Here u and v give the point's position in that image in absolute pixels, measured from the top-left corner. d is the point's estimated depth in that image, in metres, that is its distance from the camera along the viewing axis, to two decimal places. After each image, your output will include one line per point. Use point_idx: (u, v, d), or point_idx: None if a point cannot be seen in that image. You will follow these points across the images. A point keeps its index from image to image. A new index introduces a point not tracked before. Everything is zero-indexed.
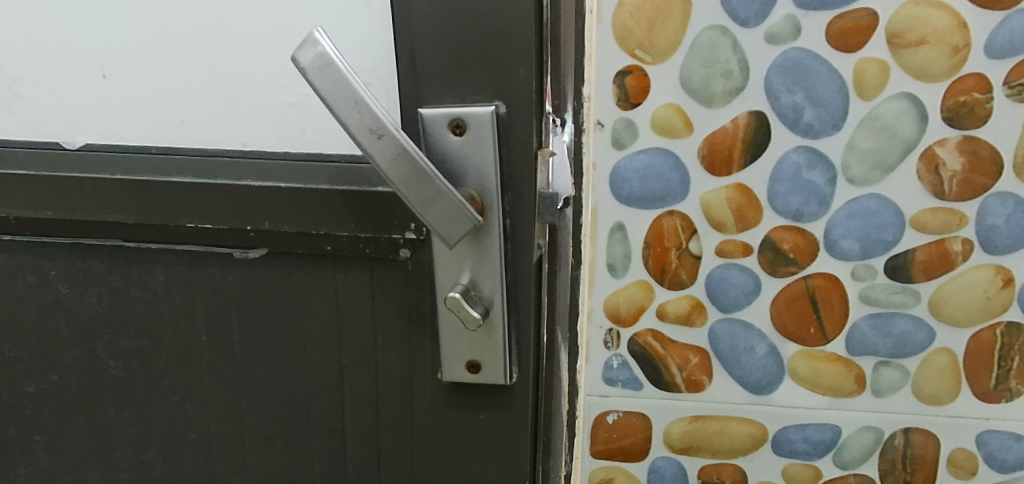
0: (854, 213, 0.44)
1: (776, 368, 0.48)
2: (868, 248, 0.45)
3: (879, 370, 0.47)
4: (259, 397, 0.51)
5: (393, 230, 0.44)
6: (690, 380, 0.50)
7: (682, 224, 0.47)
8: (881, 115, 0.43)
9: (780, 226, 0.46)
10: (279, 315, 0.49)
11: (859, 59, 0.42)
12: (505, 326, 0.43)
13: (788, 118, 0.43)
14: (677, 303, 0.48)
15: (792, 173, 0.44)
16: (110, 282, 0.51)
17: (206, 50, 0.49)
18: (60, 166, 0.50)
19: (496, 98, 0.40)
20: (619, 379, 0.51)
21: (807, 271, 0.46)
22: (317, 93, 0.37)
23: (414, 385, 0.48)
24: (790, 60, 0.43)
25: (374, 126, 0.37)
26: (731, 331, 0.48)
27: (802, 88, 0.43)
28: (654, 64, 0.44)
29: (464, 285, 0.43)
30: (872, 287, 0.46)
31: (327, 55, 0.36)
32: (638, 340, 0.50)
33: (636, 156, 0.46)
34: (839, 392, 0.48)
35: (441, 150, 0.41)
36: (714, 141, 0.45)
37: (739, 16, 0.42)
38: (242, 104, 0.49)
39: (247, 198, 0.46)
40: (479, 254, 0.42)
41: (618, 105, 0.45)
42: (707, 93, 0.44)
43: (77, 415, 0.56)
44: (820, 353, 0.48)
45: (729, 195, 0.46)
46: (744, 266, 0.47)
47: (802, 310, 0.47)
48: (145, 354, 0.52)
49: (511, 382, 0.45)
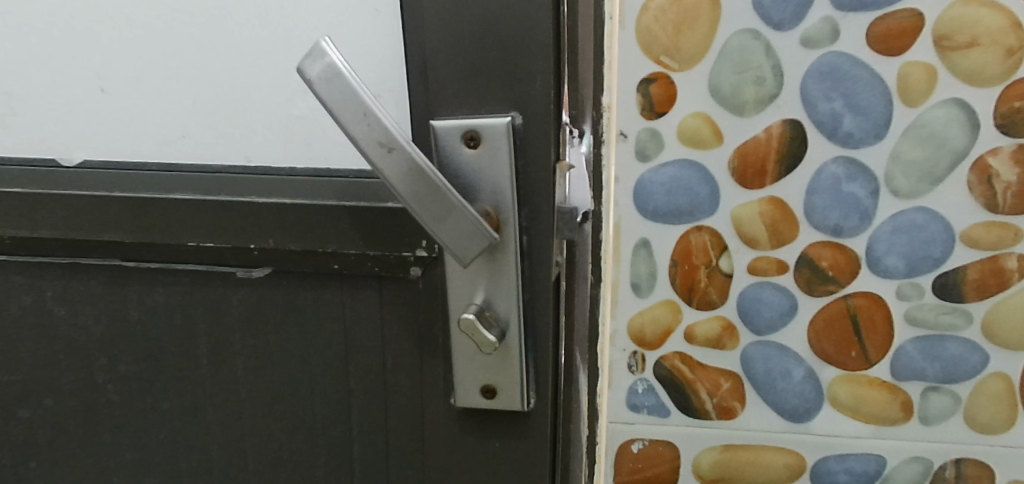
0: (899, 228, 0.41)
1: (813, 393, 0.45)
2: (914, 265, 0.41)
3: (927, 396, 0.44)
4: (263, 423, 0.48)
5: (404, 247, 0.41)
6: (722, 407, 0.46)
7: (711, 240, 0.43)
8: (929, 123, 0.39)
9: (818, 241, 0.42)
10: (285, 338, 0.46)
11: (903, 63, 0.39)
12: (521, 349, 0.41)
13: (826, 126, 0.40)
14: (706, 324, 0.45)
15: (831, 185, 0.41)
16: (108, 304, 0.49)
17: (209, 62, 0.47)
18: (56, 185, 0.47)
19: (512, 108, 0.37)
20: (644, 405, 0.47)
21: (848, 289, 0.43)
22: (324, 106, 0.34)
23: (426, 412, 0.45)
24: (828, 65, 0.39)
25: (385, 140, 0.35)
26: (766, 354, 0.45)
27: (842, 95, 0.40)
28: (680, 72, 0.41)
29: (478, 306, 0.40)
30: (920, 307, 0.42)
31: (335, 66, 0.34)
32: (664, 364, 0.46)
33: (662, 169, 0.43)
34: (884, 420, 0.44)
35: (454, 164, 0.38)
36: (746, 151, 0.42)
37: (773, 19, 0.39)
38: (245, 117, 0.47)
39: (249, 216, 0.44)
40: (495, 272, 0.40)
41: (642, 114, 0.42)
42: (738, 101, 0.41)
43: (75, 441, 0.53)
44: (862, 378, 0.44)
45: (762, 209, 0.42)
46: (779, 284, 0.44)
47: (843, 332, 0.43)
48: (143, 378, 0.50)
49: (528, 407, 0.42)
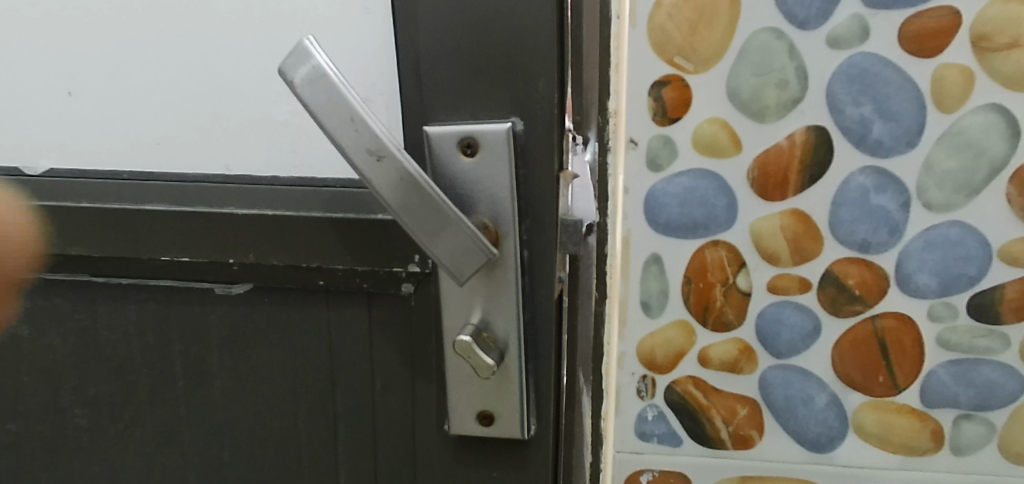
0: (932, 243, 0.38)
1: (837, 421, 0.42)
2: (948, 284, 0.38)
3: (960, 425, 0.40)
4: (241, 450, 0.44)
5: (395, 262, 0.38)
6: (738, 436, 0.43)
7: (728, 256, 0.40)
8: (964, 130, 0.36)
9: (844, 258, 0.39)
10: (264, 362, 0.42)
11: (938, 65, 0.36)
12: (521, 373, 0.37)
13: (854, 133, 0.37)
14: (722, 346, 0.42)
15: (858, 197, 0.38)
16: (75, 323, 0.45)
17: (183, 62, 0.43)
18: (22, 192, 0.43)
19: (513, 113, 0.34)
20: (654, 434, 0.44)
21: (875, 310, 0.40)
22: (308, 110, 0.31)
23: (416, 441, 0.41)
24: (856, 67, 0.36)
25: (373, 147, 0.31)
26: (786, 378, 0.42)
27: (871, 99, 0.37)
28: (696, 74, 0.38)
29: (475, 326, 0.37)
30: (953, 329, 0.39)
31: (322, 68, 0.30)
32: (677, 389, 0.43)
33: (675, 179, 0.40)
34: (913, 450, 0.41)
35: (449, 173, 0.35)
36: (768, 160, 0.38)
37: (797, 17, 0.36)
38: (223, 122, 0.43)
39: (226, 228, 0.40)
40: (493, 290, 0.36)
41: (654, 119, 0.39)
42: (759, 106, 0.38)
43: (38, 470, 0.49)
44: (889, 405, 0.41)
45: (784, 223, 0.39)
46: (801, 304, 0.40)
47: (869, 355, 0.40)
48: (113, 402, 0.46)
49: (527, 436, 0.39)
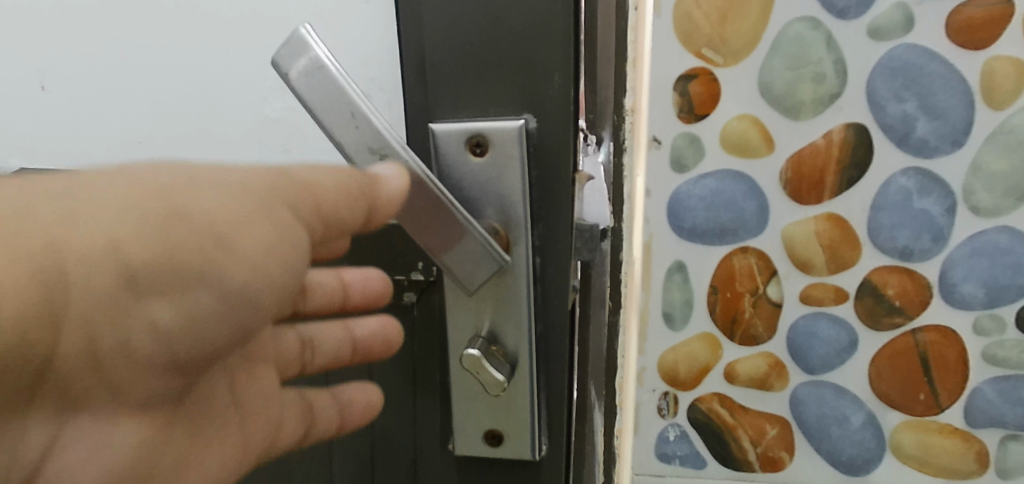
0: (978, 250, 0.35)
1: (874, 443, 0.39)
2: (997, 294, 0.35)
3: (1006, 445, 0.37)
4: None
5: (397, 270, 0.37)
6: (767, 457, 0.40)
7: (759, 264, 0.38)
8: (1017, 127, 0.34)
9: (882, 266, 0.36)
10: None
11: (988, 57, 0.33)
12: (533, 388, 0.32)
13: (895, 131, 0.35)
14: (751, 361, 0.39)
15: (900, 200, 0.35)
16: None
17: (165, 54, 0.40)
18: None
19: (525, 109, 0.30)
20: (676, 455, 0.41)
21: (916, 322, 0.37)
22: (304, 106, 0.27)
23: (418, 440, 0.38)
24: (897, 60, 0.34)
25: (375, 145, 0.27)
26: (819, 397, 0.39)
27: (914, 95, 0.34)
28: (725, 67, 0.35)
29: (484, 338, 0.32)
30: (1001, 343, 0.36)
31: (321, 60, 0.27)
32: (701, 407, 0.40)
33: (702, 181, 0.37)
34: (954, 473, 0.38)
35: (455, 174, 0.31)
36: (802, 161, 0.36)
37: (836, 5, 0.34)
38: (213, 121, 0.40)
39: None
40: (502, 300, 0.32)
41: (680, 116, 0.36)
42: (794, 102, 0.35)
43: None
44: (932, 425, 0.38)
45: (819, 229, 0.37)
46: (837, 316, 0.38)
47: (909, 370, 0.37)
48: None
49: (539, 456, 0.33)
